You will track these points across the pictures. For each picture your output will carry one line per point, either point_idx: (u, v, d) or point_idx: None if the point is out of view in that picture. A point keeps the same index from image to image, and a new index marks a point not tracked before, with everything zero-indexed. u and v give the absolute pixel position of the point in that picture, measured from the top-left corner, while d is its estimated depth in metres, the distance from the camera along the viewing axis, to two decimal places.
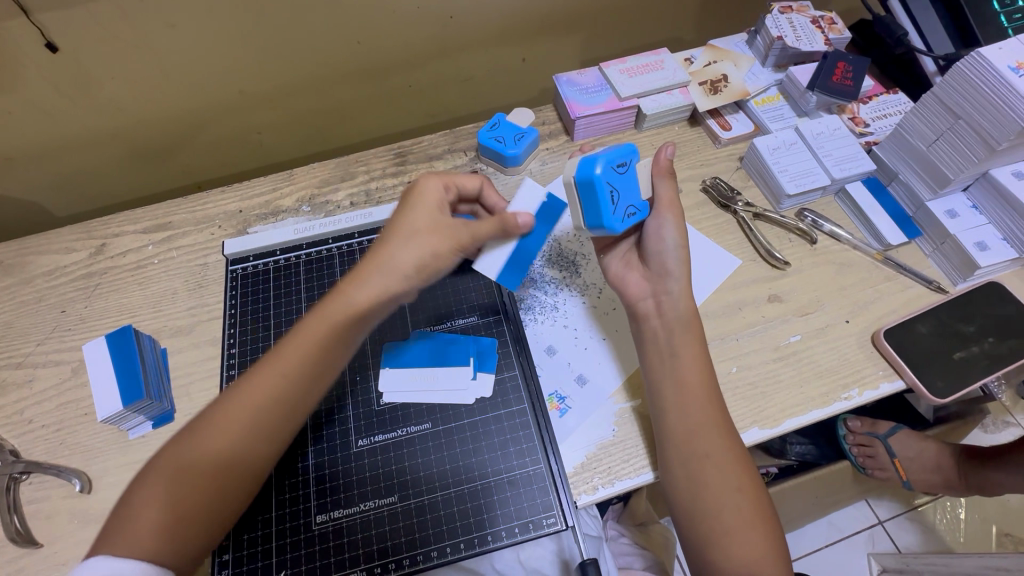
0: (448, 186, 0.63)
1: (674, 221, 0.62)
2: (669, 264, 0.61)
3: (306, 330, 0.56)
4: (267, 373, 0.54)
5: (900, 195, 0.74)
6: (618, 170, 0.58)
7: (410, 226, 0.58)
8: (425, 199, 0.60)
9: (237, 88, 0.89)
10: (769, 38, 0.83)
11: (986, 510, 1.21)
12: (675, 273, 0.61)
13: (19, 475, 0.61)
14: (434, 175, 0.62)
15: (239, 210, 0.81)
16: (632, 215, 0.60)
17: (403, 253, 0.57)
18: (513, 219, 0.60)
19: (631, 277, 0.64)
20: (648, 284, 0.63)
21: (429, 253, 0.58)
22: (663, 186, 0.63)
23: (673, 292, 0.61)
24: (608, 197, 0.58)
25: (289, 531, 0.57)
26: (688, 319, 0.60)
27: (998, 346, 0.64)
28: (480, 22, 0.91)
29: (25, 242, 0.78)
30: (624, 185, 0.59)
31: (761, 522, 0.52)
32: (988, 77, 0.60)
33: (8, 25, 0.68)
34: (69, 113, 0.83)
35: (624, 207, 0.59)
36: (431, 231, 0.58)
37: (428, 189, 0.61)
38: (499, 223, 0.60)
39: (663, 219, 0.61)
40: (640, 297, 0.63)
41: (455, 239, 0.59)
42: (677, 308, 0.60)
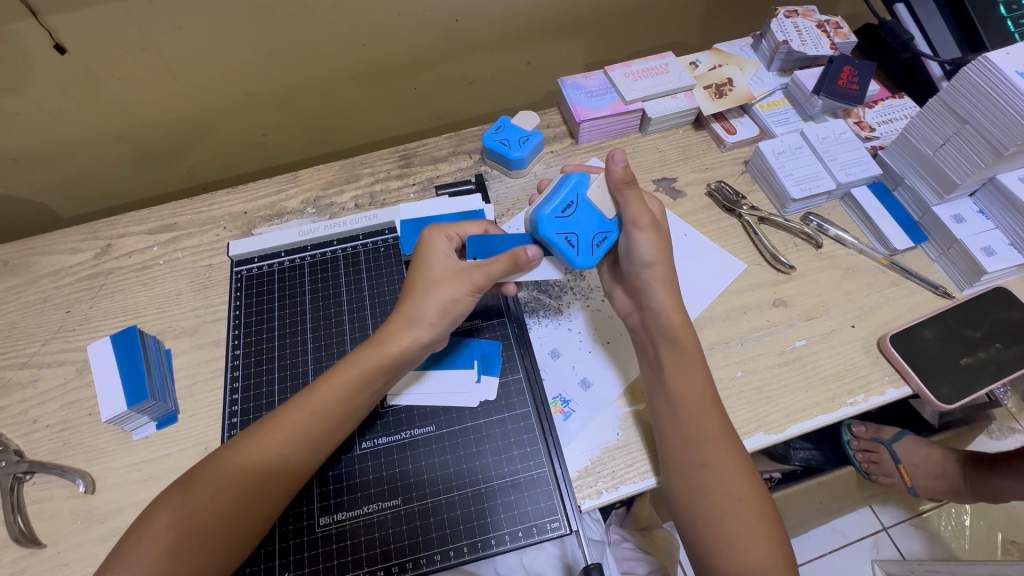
0: (452, 235, 0.63)
1: (648, 236, 0.60)
2: (642, 280, 0.61)
3: (339, 375, 0.56)
4: (297, 411, 0.55)
5: (907, 200, 0.74)
6: (564, 215, 0.60)
7: (429, 277, 0.59)
8: (431, 255, 0.61)
9: (243, 90, 0.89)
10: (774, 42, 0.83)
11: (991, 517, 1.20)
12: (649, 289, 0.60)
13: (23, 475, 0.61)
14: (436, 229, 0.63)
15: (244, 211, 0.81)
16: (601, 241, 0.61)
17: (425, 303, 0.58)
18: (523, 254, 0.58)
19: (617, 293, 0.66)
20: (632, 298, 0.64)
21: (451, 301, 0.58)
22: (632, 200, 0.59)
23: (651, 307, 0.60)
24: (565, 244, 0.60)
25: (292, 533, 0.56)
26: (674, 334, 0.59)
27: (1004, 352, 0.64)
28: (485, 26, 0.92)
29: (31, 242, 0.79)
30: (577, 222, 0.60)
31: (767, 528, 0.52)
32: (995, 81, 0.60)
33: (18, 26, 0.68)
34: (77, 114, 0.83)
35: (587, 239, 0.60)
36: (451, 276, 0.59)
37: (438, 243, 0.62)
38: (511, 259, 0.58)
39: (634, 235, 0.60)
40: (627, 312, 0.64)
41: (469, 281, 0.58)
42: (659, 323, 0.60)
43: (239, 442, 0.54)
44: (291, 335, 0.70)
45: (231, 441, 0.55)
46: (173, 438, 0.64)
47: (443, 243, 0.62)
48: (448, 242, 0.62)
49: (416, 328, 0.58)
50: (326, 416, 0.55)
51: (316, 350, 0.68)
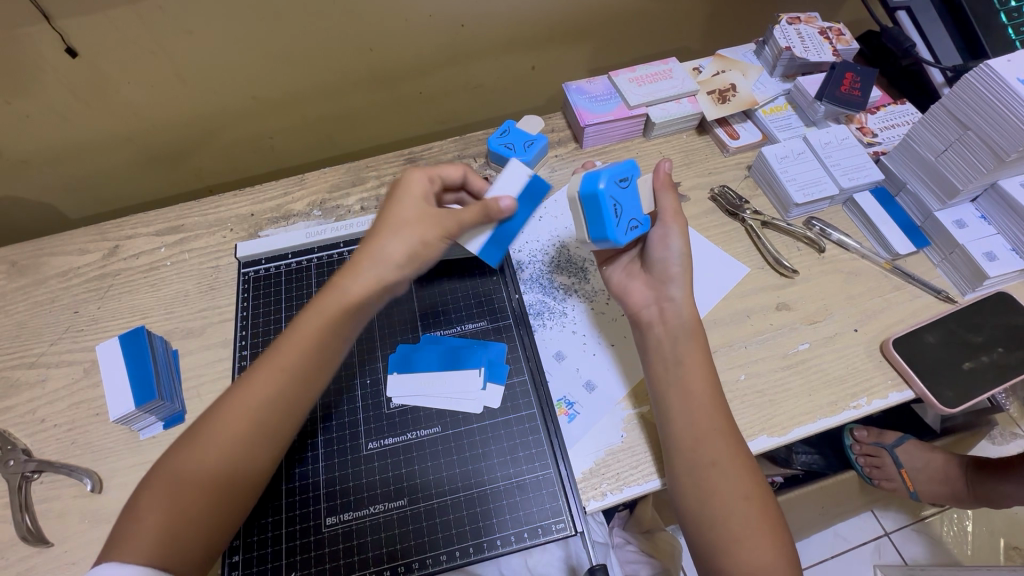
0: (434, 178, 0.63)
1: (680, 231, 0.62)
2: (672, 270, 0.62)
3: (302, 326, 0.57)
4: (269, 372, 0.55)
5: (908, 205, 0.75)
6: (620, 185, 0.59)
7: (395, 218, 0.59)
8: (408, 194, 0.60)
9: (250, 94, 0.90)
10: (777, 48, 0.84)
11: (994, 523, 1.20)
12: (676, 279, 0.62)
13: (30, 474, 0.62)
14: (418, 169, 0.63)
15: (251, 213, 0.82)
16: (635, 228, 0.61)
17: (393, 243, 0.58)
18: (495, 204, 0.59)
19: (633, 285, 0.65)
20: (650, 291, 0.64)
21: (419, 243, 0.58)
22: (669, 197, 0.63)
23: (674, 299, 0.62)
24: (612, 211, 0.58)
25: (299, 533, 0.57)
26: (690, 326, 0.60)
27: (1007, 356, 0.64)
28: (491, 31, 0.93)
29: (39, 243, 0.79)
30: (626, 200, 0.60)
31: (771, 530, 0.52)
32: (997, 88, 0.60)
33: (30, 29, 0.69)
34: (85, 117, 0.84)
35: (628, 218, 0.60)
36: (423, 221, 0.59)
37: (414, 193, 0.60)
38: (482, 209, 0.59)
39: (670, 228, 0.62)
40: (642, 306, 0.64)
41: (439, 227, 0.59)
42: (680, 314, 0.61)
43: (214, 414, 0.53)
44: None
45: (226, 404, 0.54)
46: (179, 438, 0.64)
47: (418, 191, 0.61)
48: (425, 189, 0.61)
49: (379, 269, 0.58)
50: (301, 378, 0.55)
51: None
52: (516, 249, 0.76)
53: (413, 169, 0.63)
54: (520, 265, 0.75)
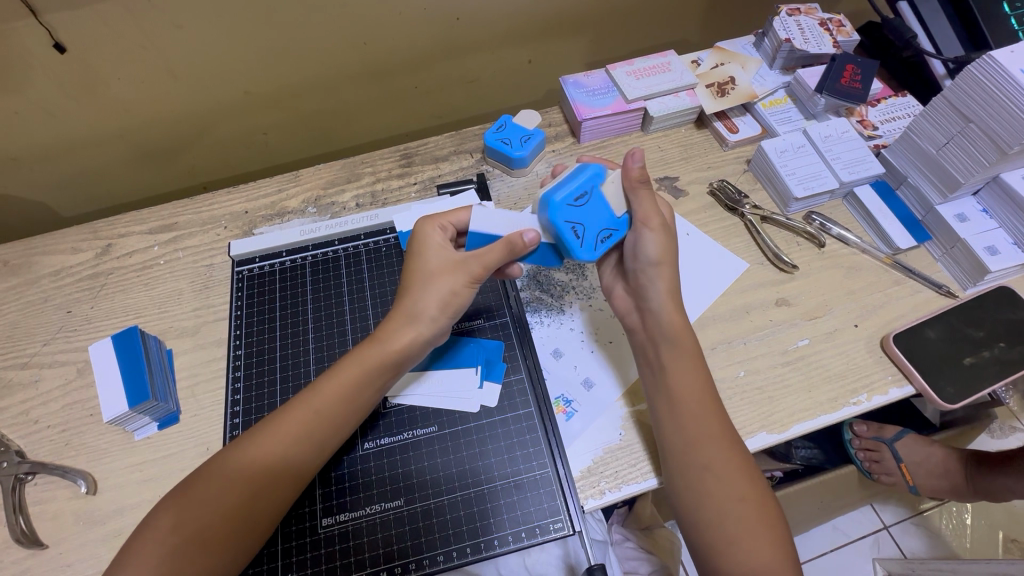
0: (446, 225, 0.62)
1: (656, 235, 0.59)
2: (644, 281, 0.61)
3: (340, 373, 0.56)
4: (298, 410, 0.55)
5: (909, 199, 0.74)
6: (577, 203, 0.57)
7: (426, 271, 0.59)
8: (427, 246, 0.60)
9: (243, 89, 0.89)
10: (776, 40, 0.83)
11: (993, 516, 1.20)
12: (651, 290, 0.60)
13: (24, 476, 0.61)
14: (428, 221, 0.62)
15: (244, 211, 0.81)
16: (605, 238, 0.59)
17: (425, 298, 0.58)
18: (518, 237, 0.56)
19: (616, 291, 0.66)
20: (631, 298, 0.64)
21: (451, 293, 0.58)
22: (643, 200, 0.59)
23: (653, 305, 0.60)
24: (571, 233, 0.57)
25: (295, 534, 0.56)
26: (675, 334, 0.59)
27: (1008, 351, 0.63)
28: (486, 24, 0.91)
29: (32, 242, 0.78)
30: (588, 215, 0.58)
31: (771, 528, 0.52)
32: (1000, 80, 0.60)
33: (16, 25, 0.68)
34: (76, 113, 0.83)
35: (594, 234, 0.58)
36: (455, 272, 0.58)
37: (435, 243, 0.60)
38: (507, 246, 0.56)
39: (643, 234, 0.59)
40: (625, 312, 0.64)
41: (467, 273, 0.58)
42: (660, 322, 0.59)
43: (242, 443, 0.54)
44: (293, 338, 0.69)
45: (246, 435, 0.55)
46: (174, 439, 0.63)
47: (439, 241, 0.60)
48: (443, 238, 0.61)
49: (416, 324, 0.58)
50: (328, 416, 0.55)
51: (318, 351, 0.68)
52: None
53: (427, 222, 0.62)
54: None
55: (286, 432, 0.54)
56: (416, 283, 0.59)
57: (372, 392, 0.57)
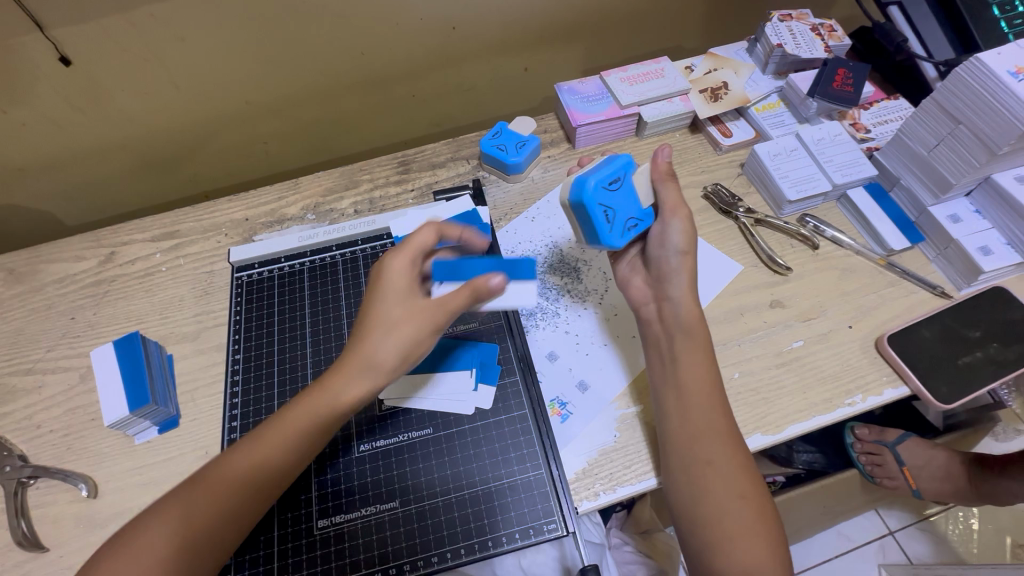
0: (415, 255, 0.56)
1: (683, 224, 0.60)
2: (668, 268, 0.61)
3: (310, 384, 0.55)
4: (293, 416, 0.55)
5: (903, 200, 0.74)
6: (612, 188, 0.60)
7: (386, 318, 0.53)
8: (389, 285, 0.54)
9: (244, 99, 0.91)
10: (769, 45, 0.84)
11: (999, 520, 1.18)
12: (674, 278, 0.61)
13: (26, 480, 0.62)
14: (397, 254, 0.56)
15: (245, 218, 0.82)
16: (633, 227, 0.62)
17: (384, 346, 0.52)
18: (484, 283, 0.52)
19: (635, 282, 0.65)
20: (650, 288, 0.64)
21: (411, 344, 0.52)
22: (669, 186, 0.62)
23: (673, 296, 0.60)
24: (603, 217, 0.59)
25: (291, 535, 0.57)
26: (689, 324, 0.59)
27: (1003, 351, 0.63)
28: (482, 33, 0.93)
29: (37, 250, 0.80)
30: (620, 201, 0.61)
31: (764, 527, 0.52)
32: (987, 82, 0.60)
33: (24, 39, 0.70)
34: (81, 124, 0.85)
35: (622, 221, 0.61)
36: (422, 315, 0.53)
37: (398, 274, 0.55)
38: (471, 292, 0.52)
39: (671, 223, 0.60)
40: (642, 303, 0.64)
41: (432, 320, 0.53)
42: (675, 312, 0.60)
43: None
44: (291, 343, 0.70)
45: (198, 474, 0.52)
46: (174, 443, 0.64)
47: (404, 271, 0.55)
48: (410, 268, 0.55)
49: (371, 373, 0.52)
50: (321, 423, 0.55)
51: (314, 354, 0.69)
52: (509, 250, 0.76)
53: (391, 254, 0.56)
54: None
55: None
56: (374, 331, 0.53)
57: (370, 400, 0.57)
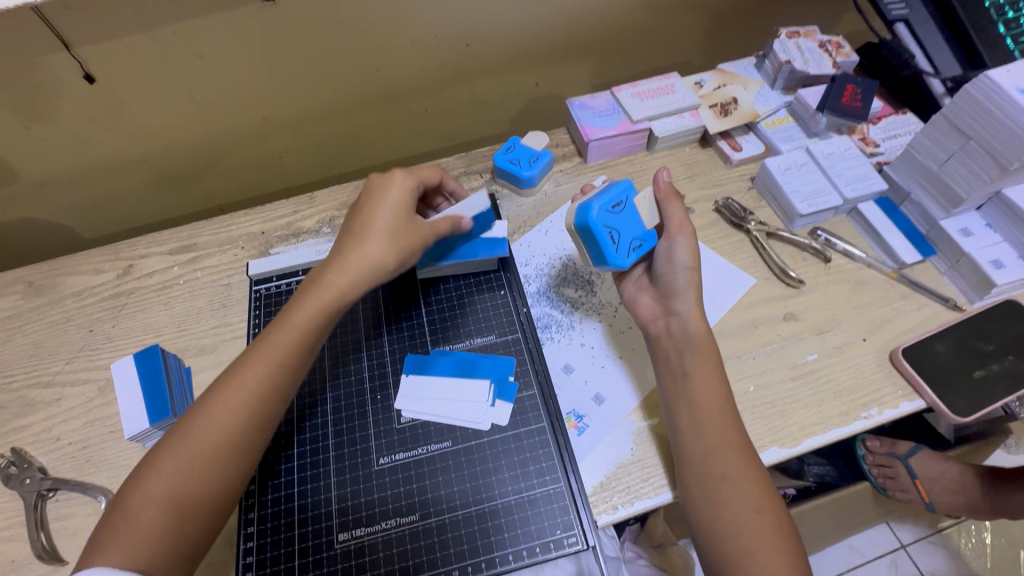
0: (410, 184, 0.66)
1: (687, 240, 0.63)
2: (677, 284, 0.63)
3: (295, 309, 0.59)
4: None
5: (914, 214, 0.75)
6: (614, 211, 0.62)
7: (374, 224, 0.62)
8: (380, 201, 0.63)
9: (260, 115, 0.92)
10: (777, 62, 0.85)
11: (1013, 534, 1.17)
12: (682, 293, 0.62)
13: (46, 492, 0.62)
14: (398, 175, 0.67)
15: (261, 231, 0.83)
16: (638, 246, 0.64)
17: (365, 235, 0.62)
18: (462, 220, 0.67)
19: (643, 299, 0.66)
20: (658, 305, 0.65)
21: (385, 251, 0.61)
22: (672, 208, 0.65)
23: (684, 311, 0.62)
24: (608, 237, 0.61)
25: (311, 549, 0.57)
26: (698, 339, 0.60)
27: (1018, 364, 0.64)
28: (494, 50, 0.95)
29: (56, 263, 0.81)
30: (623, 222, 0.63)
31: (785, 542, 0.52)
32: (997, 98, 0.61)
33: (50, 57, 0.72)
34: (101, 139, 0.86)
35: (627, 241, 0.63)
36: (406, 229, 0.62)
37: (397, 180, 0.65)
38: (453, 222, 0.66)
39: (676, 239, 0.63)
40: (651, 320, 0.64)
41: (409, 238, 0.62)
42: (686, 327, 0.61)
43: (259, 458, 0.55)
44: None
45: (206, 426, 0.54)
46: None
47: (402, 178, 0.65)
48: (408, 179, 0.66)
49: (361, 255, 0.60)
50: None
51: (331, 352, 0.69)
52: (523, 263, 0.77)
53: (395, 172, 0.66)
54: (527, 279, 0.75)
55: None
56: (372, 200, 0.63)
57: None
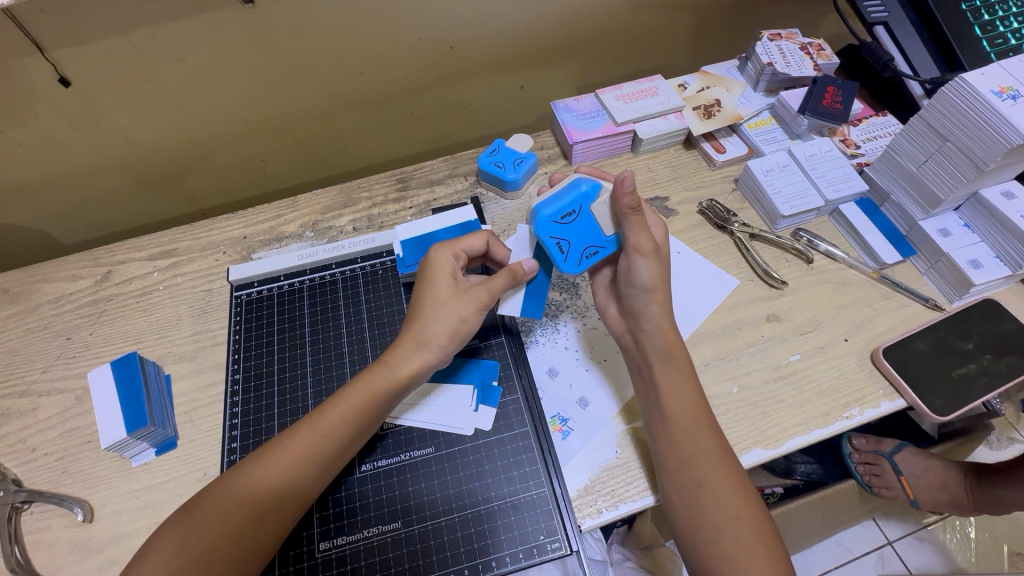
0: (458, 253, 0.64)
1: (648, 263, 0.60)
2: (638, 305, 0.62)
3: (348, 397, 0.57)
4: (307, 432, 0.55)
5: (894, 215, 0.76)
6: (564, 220, 0.63)
7: (435, 299, 0.60)
8: (438, 275, 0.62)
9: (242, 117, 0.91)
10: (759, 64, 0.86)
11: (997, 529, 1.19)
12: (645, 313, 0.61)
13: (20, 505, 0.61)
14: (443, 247, 0.64)
15: (243, 236, 0.82)
16: (591, 255, 0.64)
17: (436, 326, 0.59)
18: (519, 267, 0.63)
19: (610, 310, 0.67)
20: (625, 319, 0.65)
21: (459, 321, 0.59)
22: (635, 226, 0.60)
23: (656, 320, 0.61)
24: (556, 248, 0.63)
25: (293, 559, 0.56)
26: (665, 356, 0.60)
27: (996, 363, 0.64)
28: (478, 53, 0.94)
29: (33, 269, 0.79)
30: (575, 231, 0.63)
31: (768, 542, 0.52)
32: (972, 101, 0.62)
33: (24, 61, 0.70)
34: (78, 143, 0.85)
35: (578, 250, 0.63)
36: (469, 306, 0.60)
37: (443, 264, 0.62)
38: (510, 274, 0.62)
39: (636, 263, 0.61)
40: (619, 332, 0.65)
41: (478, 303, 0.60)
42: (653, 343, 0.61)
43: (241, 466, 0.54)
44: (290, 361, 0.70)
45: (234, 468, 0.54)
46: (171, 465, 0.63)
47: (449, 261, 0.63)
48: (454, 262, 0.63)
49: (425, 349, 0.59)
50: (336, 438, 0.55)
51: (316, 374, 0.69)
52: None
53: (446, 253, 0.63)
54: None
55: (290, 455, 0.54)
56: (424, 287, 0.62)
57: (381, 413, 0.58)
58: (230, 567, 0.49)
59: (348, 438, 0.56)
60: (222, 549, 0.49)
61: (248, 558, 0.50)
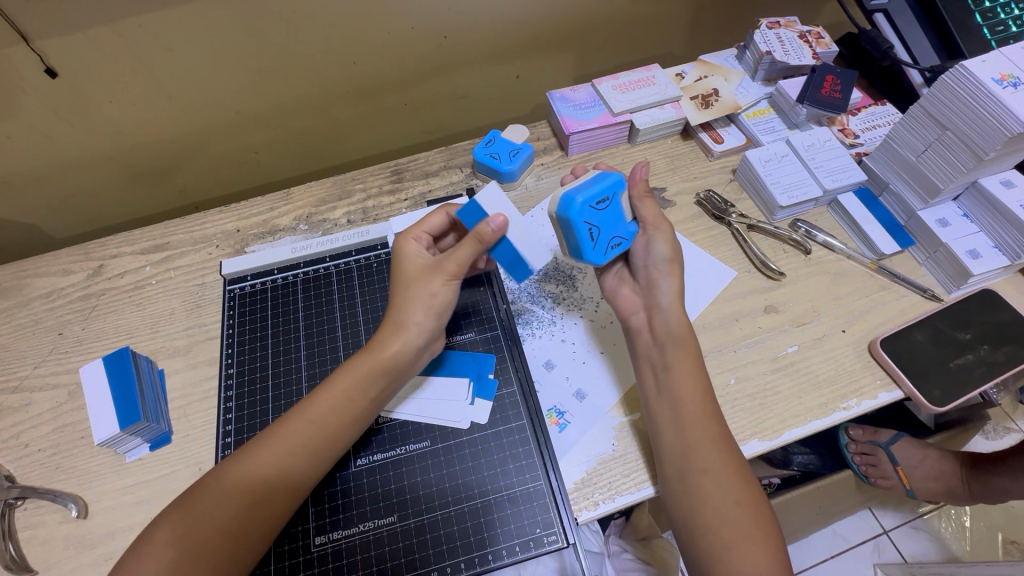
0: (420, 236, 0.64)
1: (665, 236, 0.62)
2: (656, 278, 0.62)
3: (335, 385, 0.57)
4: (299, 423, 0.55)
5: (892, 205, 0.75)
6: (598, 207, 0.60)
7: (405, 281, 0.60)
8: (404, 258, 0.62)
9: (234, 109, 0.90)
10: (758, 53, 0.85)
11: (992, 518, 1.19)
12: (661, 287, 0.62)
13: (14, 501, 0.61)
14: (403, 235, 0.64)
15: (236, 229, 0.81)
16: (616, 246, 0.63)
17: (409, 305, 0.59)
18: (485, 228, 0.58)
19: (623, 291, 0.66)
20: (639, 297, 0.64)
21: (431, 296, 0.59)
22: (647, 205, 0.64)
23: (661, 303, 0.61)
24: (587, 236, 0.59)
25: (288, 553, 0.56)
26: (680, 334, 0.60)
27: (993, 353, 0.64)
28: (473, 42, 0.93)
29: (23, 264, 0.79)
30: (605, 220, 0.61)
31: (765, 533, 0.52)
32: (972, 89, 0.61)
33: (9, 51, 0.69)
34: (67, 135, 0.84)
35: (607, 239, 0.61)
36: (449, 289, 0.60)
37: (409, 248, 0.63)
38: (475, 238, 0.58)
39: (652, 237, 0.63)
40: (632, 312, 0.64)
41: (444, 273, 0.59)
42: (668, 321, 0.60)
43: (233, 461, 0.53)
44: (285, 355, 0.69)
45: (226, 460, 0.54)
46: (166, 460, 0.63)
47: (410, 244, 0.63)
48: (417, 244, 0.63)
49: (404, 330, 0.59)
50: (327, 428, 0.55)
51: (310, 368, 0.68)
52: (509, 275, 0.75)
53: (409, 238, 0.64)
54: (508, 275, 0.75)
55: (284, 449, 0.54)
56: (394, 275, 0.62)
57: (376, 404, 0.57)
58: (225, 561, 0.49)
59: (343, 431, 0.56)
60: (214, 544, 0.49)
61: (243, 552, 0.50)
